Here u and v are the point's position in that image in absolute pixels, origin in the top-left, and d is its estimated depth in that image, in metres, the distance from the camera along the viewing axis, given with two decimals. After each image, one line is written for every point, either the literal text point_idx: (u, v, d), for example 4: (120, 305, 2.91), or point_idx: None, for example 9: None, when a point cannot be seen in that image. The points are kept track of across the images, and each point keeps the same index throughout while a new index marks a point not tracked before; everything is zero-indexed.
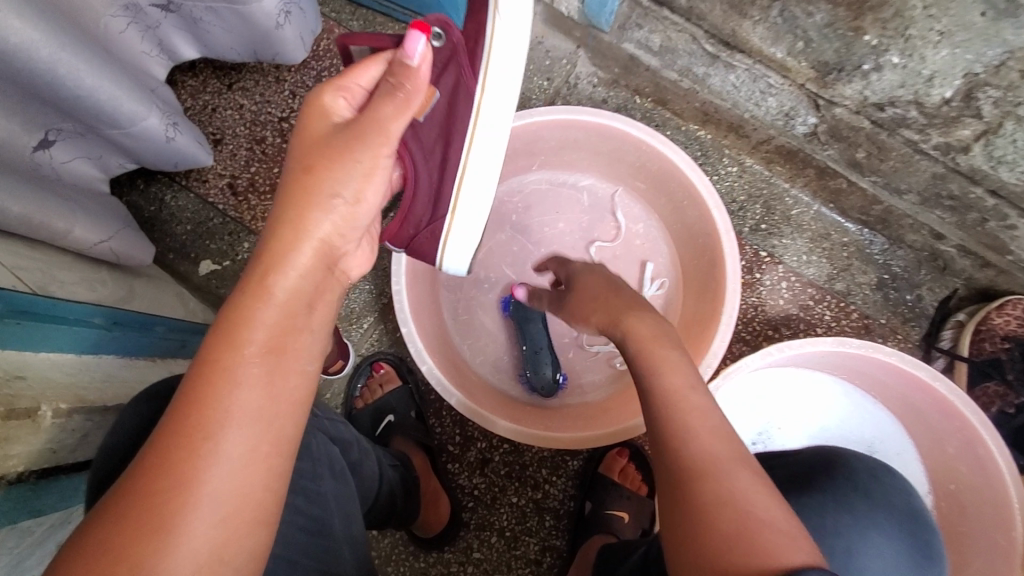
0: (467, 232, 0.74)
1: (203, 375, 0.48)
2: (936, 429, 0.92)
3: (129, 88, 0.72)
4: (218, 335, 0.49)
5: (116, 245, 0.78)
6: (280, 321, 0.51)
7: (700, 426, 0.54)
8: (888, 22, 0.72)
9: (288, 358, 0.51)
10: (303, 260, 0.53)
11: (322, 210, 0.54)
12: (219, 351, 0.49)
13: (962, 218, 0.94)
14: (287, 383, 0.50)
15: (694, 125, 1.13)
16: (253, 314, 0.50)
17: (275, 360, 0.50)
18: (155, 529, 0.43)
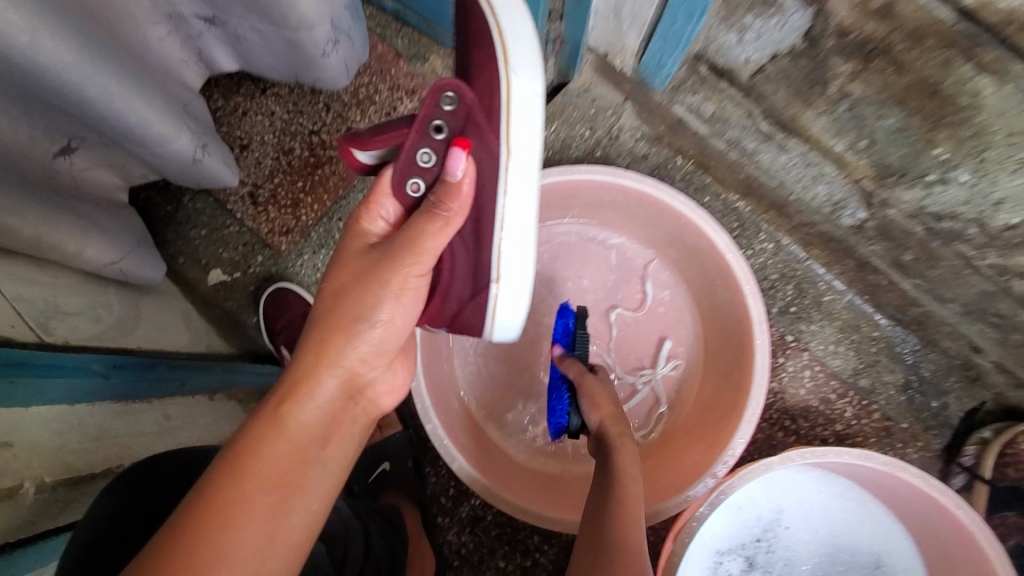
0: (517, 290, 0.71)
1: (210, 500, 0.48)
2: (948, 555, 0.87)
3: (160, 108, 0.69)
4: (233, 457, 0.50)
5: (127, 265, 0.75)
6: (292, 455, 0.52)
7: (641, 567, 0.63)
8: (965, 141, 0.68)
9: (296, 495, 0.51)
10: (327, 395, 0.55)
11: (349, 346, 0.56)
12: (233, 467, 0.50)
13: (1005, 336, 0.90)
14: (287, 530, 0.51)
15: (734, 195, 1.09)
16: (266, 443, 0.51)
17: (280, 498, 0.51)
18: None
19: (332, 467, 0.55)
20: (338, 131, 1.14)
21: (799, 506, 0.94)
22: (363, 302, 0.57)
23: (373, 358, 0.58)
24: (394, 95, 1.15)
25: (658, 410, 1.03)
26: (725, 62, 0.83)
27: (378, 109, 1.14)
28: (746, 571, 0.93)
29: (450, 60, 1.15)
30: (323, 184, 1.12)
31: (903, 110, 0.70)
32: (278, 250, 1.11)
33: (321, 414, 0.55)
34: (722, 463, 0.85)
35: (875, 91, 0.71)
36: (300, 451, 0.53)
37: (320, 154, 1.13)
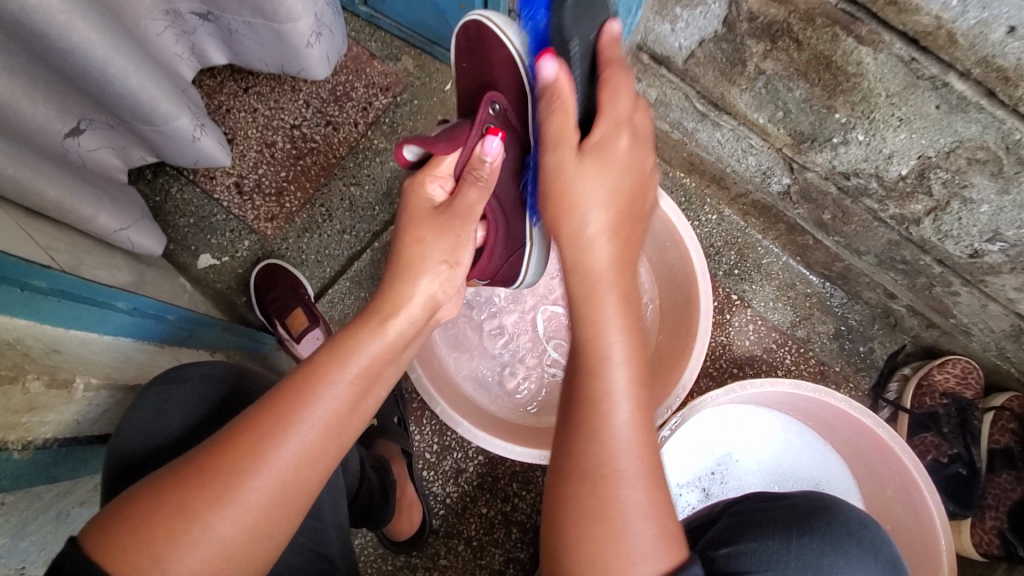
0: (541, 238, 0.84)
1: (307, 376, 0.53)
2: (877, 472, 1.00)
3: (166, 89, 0.77)
4: (331, 348, 0.55)
5: (134, 234, 0.82)
6: (385, 353, 0.56)
7: (621, 430, 0.51)
8: (856, 105, 0.82)
9: (376, 385, 0.56)
10: (413, 312, 0.60)
11: (429, 273, 0.62)
12: (324, 356, 0.54)
13: (913, 280, 1.04)
14: (364, 406, 0.55)
15: (680, 173, 1.22)
16: (363, 340, 0.55)
17: (366, 384, 0.54)
18: (216, 495, 0.47)
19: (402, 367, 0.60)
20: (317, 125, 1.23)
21: (744, 443, 1.08)
22: (441, 240, 0.63)
23: (445, 286, 0.63)
24: (369, 91, 1.24)
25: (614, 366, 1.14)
26: (662, 51, 0.97)
27: (355, 104, 1.24)
28: (704, 501, 1.06)
29: (420, 59, 1.26)
30: (306, 174, 1.21)
31: (807, 82, 0.84)
32: (264, 235, 1.18)
33: (408, 326, 0.59)
34: (675, 398, 0.96)
35: (783, 66, 0.84)
36: (383, 353, 0.56)
37: (302, 146, 1.22)
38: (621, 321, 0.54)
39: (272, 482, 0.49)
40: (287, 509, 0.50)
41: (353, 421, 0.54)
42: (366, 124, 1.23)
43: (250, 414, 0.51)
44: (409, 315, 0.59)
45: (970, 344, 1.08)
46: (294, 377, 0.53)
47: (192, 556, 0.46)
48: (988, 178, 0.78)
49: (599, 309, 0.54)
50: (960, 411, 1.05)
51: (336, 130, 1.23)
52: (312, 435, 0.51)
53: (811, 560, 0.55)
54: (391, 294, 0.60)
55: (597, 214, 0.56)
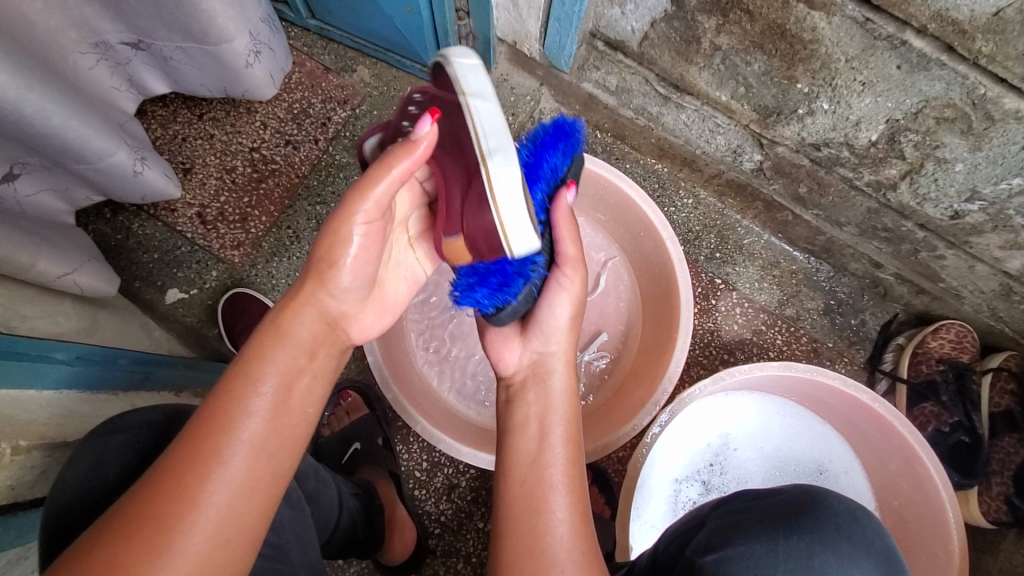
0: (517, 201, 0.54)
1: (216, 403, 0.50)
2: (877, 448, 0.98)
3: (96, 125, 0.74)
4: (239, 367, 0.53)
5: (81, 277, 0.79)
6: (291, 364, 0.55)
7: (555, 523, 0.55)
8: (817, 73, 0.79)
9: (295, 396, 0.54)
10: (311, 318, 0.58)
11: (316, 279, 0.59)
12: (234, 385, 0.51)
13: (897, 248, 1.01)
14: (290, 420, 0.53)
15: (652, 159, 1.18)
16: (267, 354, 0.54)
17: (284, 397, 0.53)
18: (151, 549, 0.44)
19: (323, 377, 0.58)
20: (277, 146, 1.20)
21: (741, 431, 1.04)
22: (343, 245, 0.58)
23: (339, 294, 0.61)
24: (327, 106, 1.21)
25: (600, 372, 1.10)
26: (616, 35, 0.94)
27: (314, 121, 1.21)
28: (705, 494, 1.03)
29: (376, 68, 1.23)
30: (269, 197, 1.18)
31: (764, 54, 0.81)
32: (232, 263, 1.15)
33: (312, 335, 0.58)
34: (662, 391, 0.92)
35: (738, 40, 0.81)
36: (291, 363, 0.55)
37: (263, 169, 1.19)
38: (556, 423, 0.63)
39: (210, 520, 0.46)
40: (235, 544, 0.47)
41: (283, 438, 0.52)
42: (327, 139, 1.20)
43: (171, 456, 0.48)
44: (307, 323, 0.58)
45: (963, 307, 1.05)
46: (204, 411, 0.50)
47: None
48: (959, 137, 0.75)
49: (530, 410, 0.65)
50: (958, 376, 1.02)
51: (296, 149, 1.20)
52: (240, 466, 0.48)
53: (799, 560, 0.52)
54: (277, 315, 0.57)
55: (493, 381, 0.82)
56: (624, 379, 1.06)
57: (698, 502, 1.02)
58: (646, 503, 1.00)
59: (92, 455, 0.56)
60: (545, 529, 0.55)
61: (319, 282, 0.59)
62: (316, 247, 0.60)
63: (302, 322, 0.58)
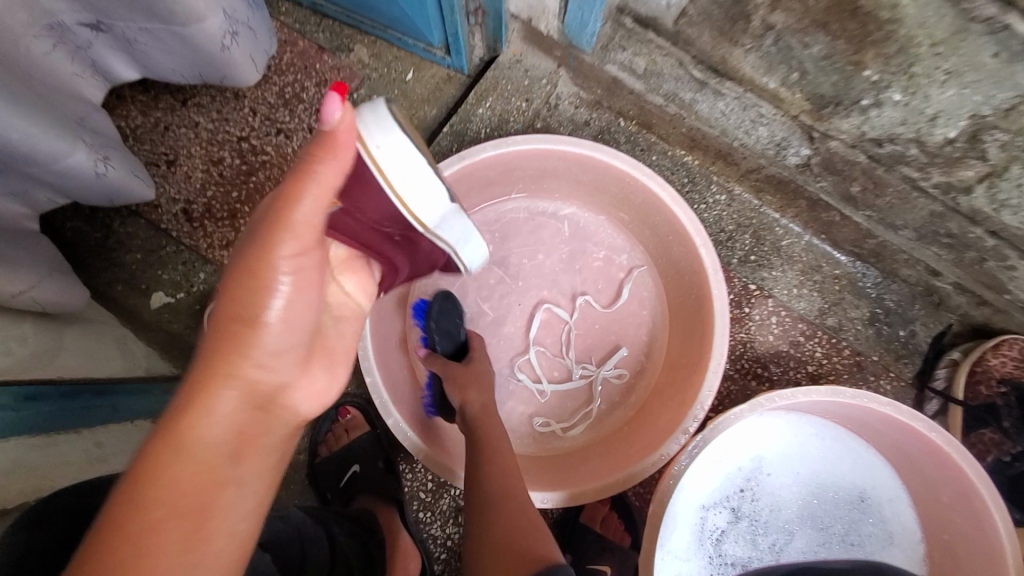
0: (409, 165, 0.53)
1: (107, 536, 0.41)
2: (928, 477, 0.88)
3: (47, 123, 0.64)
4: (138, 484, 0.43)
5: (42, 293, 0.70)
6: (204, 470, 0.45)
7: None
8: (891, 58, 0.67)
9: (213, 517, 0.45)
10: (233, 408, 0.48)
11: (246, 357, 0.48)
12: (127, 509, 0.42)
13: (960, 256, 0.90)
14: (206, 548, 0.44)
15: (681, 151, 1.06)
16: (170, 466, 0.44)
17: (195, 524, 0.44)
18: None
19: (254, 483, 0.48)
20: (267, 134, 1.09)
21: (776, 454, 0.95)
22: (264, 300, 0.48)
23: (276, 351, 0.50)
24: (321, 90, 1.10)
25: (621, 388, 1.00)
26: (647, 11, 0.81)
27: (307, 106, 1.10)
28: (733, 522, 0.94)
29: (375, 47, 1.11)
30: (259, 191, 1.08)
31: (827, 35, 0.68)
32: (220, 265, 1.06)
33: (235, 426, 0.47)
34: (693, 418, 0.83)
35: (797, 18, 0.68)
36: (206, 470, 0.45)
37: (253, 160, 1.08)
38: None
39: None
40: None
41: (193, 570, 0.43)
42: (322, 128, 1.09)
43: None
44: (227, 416, 0.47)
45: None
46: (94, 539, 0.41)
47: None
48: None
49: None
50: (1020, 399, 0.92)
51: (288, 138, 1.09)
52: None
53: None
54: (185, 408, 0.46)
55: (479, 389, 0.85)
56: (647, 396, 0.97)
57: (725, 530, 0.94)
58: (670, 533, 0.91)
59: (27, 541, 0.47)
60: None
61: (240, 351, 0.47)
62: (226, 303, 0.47)
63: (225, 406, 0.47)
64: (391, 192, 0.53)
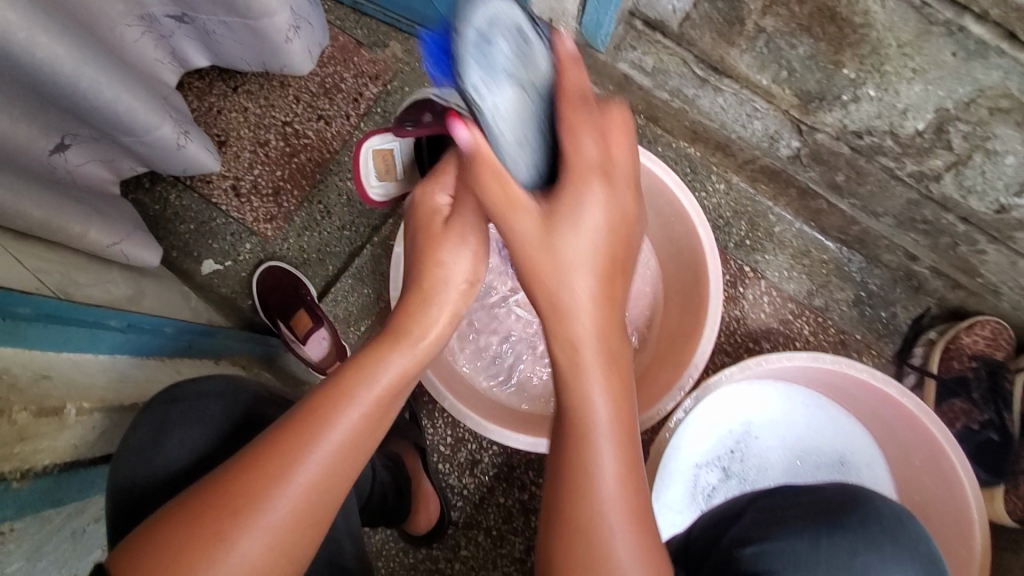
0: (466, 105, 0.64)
1: (327, 393, 0.54)
2: (903, 441, 0.97)
3: (143, 98, 0.76)
4: (360, 361, 0.56)
5: (128, 247, 0.82)
6: (403, 371, 0.57)
7: (602, 485, 0.54)
8: (865, 58, 0.80)
9: (393, 403, 0.56)
10: (439, 323, 0.60)
11: (439, 276, 0.61)
12: (345, 385, 0.54)
13: (935, 240, 0.99)
14: (380, 424, 0.55)
15: (684, 143, 1.16)
16: (384, 359, 0.57)
17: (390, 401, 0.56)
18: (244, 510, 0.48)
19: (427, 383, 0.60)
20: (309, 120, 1.20)
21: (764, 419, 1.05)
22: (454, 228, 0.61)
23: (460, 280, 0.61)
24: (359, 81, 1.21)
25: None
26: (655, 16, 0.94)
27: (346, 96, 1.21)
28: (724, 480, 1.03)
29: (408, 43, 1.22)
30: (301, 171, 1.19)
31: (811, 37, 0.83)
32: (265, 236, 1.17)
33: (430, 340, 0.59)
34: (688, 379, 0.92)
35: (785, 22, 0.84)
36: (401, 370, 0.57)
37: (296, 143, 1.20)
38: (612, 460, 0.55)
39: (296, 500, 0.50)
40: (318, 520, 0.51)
41: (373, 442, 0.54)
42: (359, 115, 1.21)
43: (282, 424, 0.52)
44: (435, 328, 0.60)
45: (999, 304, 1.03)
46: (316, 395, 0.54)
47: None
48: (1013, 129, 0.77)
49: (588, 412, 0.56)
50: (991, 373, 1.01)
51: (328, 124, 1.20)
52: (328, 456, 0.51)
53: (842, 559, 0.52)
54: (409, 315, 0.60)
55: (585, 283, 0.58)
56: (647, 363, 1.07)
57: (717, 488, 1.03)
58: (667, 487, 1.01)
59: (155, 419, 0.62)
60: (589, 511, 0.53)
61: (428, 268, 0.61)
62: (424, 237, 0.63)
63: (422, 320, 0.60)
64: (447, 111, 0.61)
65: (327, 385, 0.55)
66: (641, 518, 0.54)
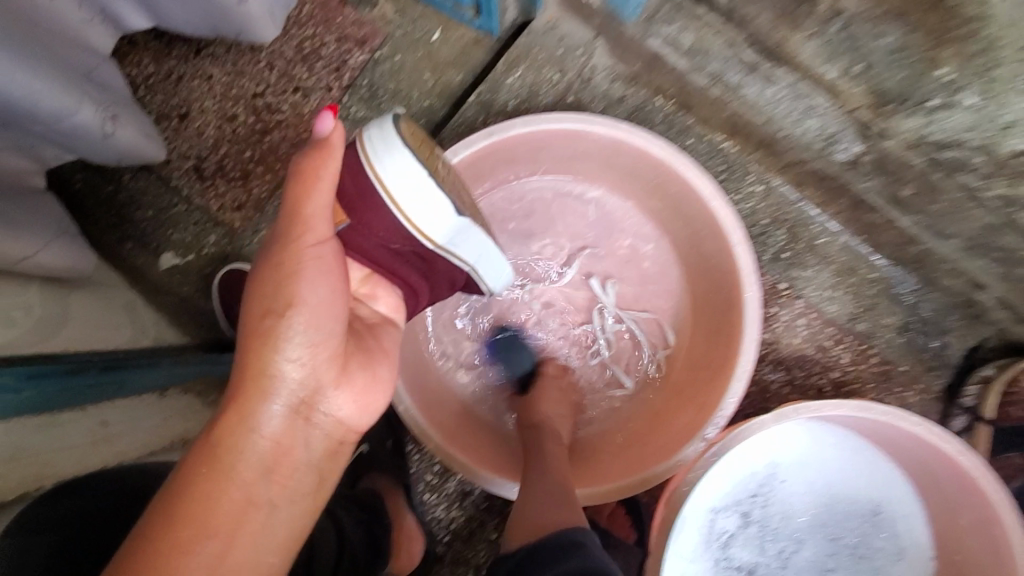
0: (421, 187, 0.58)
1: (161, 535, 0.46)
2: (949, 498, 0.85)
3: (52, 78, 0.60)
4: (188, 493, 0.48)
5: (46, 258, 0.68)
6: (245, 489, 0.50)
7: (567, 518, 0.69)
8: (971, 58, 0.61)
9: (248, 526, 0.50)
10: (277, 414, 0.53)
11: (283, 361, 0.53)
12: (171, 521, 0.46)
13: (1010, 270, 0.84)
14: (240, 556, 0.49)
15: (720, 135, 0.99)
16: (217, 482, 0.49)
17: (232, 531, 0.49)
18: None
19: (286, 506, 0.53)
20: (284, 92, 1.04)
21: (791, 460, 0.93)
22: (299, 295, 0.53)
23: (317, 360, 0.54)
24: (342, 47, 1.04)
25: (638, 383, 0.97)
26: None
27: (327, 64, 1.04)
28: (742, 527, 0.93)
29: (400, 2, 1.03)
30: (274, 152, 1.03)
31: (903, 25, 0.64)
32: (232, 227, 1.03)
33: (278, 439, 0.53)
34: (711, 423, 0.80)
35: None
36: (247, 491, 0.50)
37: (268, 119, 1.03)
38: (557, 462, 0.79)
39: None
40: None
41: None
42: (342, 88, 1.04)
43: None
44: (273, 421, 0.52)
45: None
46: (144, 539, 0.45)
47: None
48: None
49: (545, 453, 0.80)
50: None
51: (306, 97, 1.04)
52: None
53: None
54: (231, 418, 0.51)
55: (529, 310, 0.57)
56: (663, 393, 0.94)
57: (733, 535, 0.93)
58: (679, 535, 0.90)
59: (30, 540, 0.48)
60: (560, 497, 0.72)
61: (268, 347, 0.53)
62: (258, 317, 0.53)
63: (264, 423, 0.52)
64: (396, 215, 0.58)
65: (145, 520, 0.46)
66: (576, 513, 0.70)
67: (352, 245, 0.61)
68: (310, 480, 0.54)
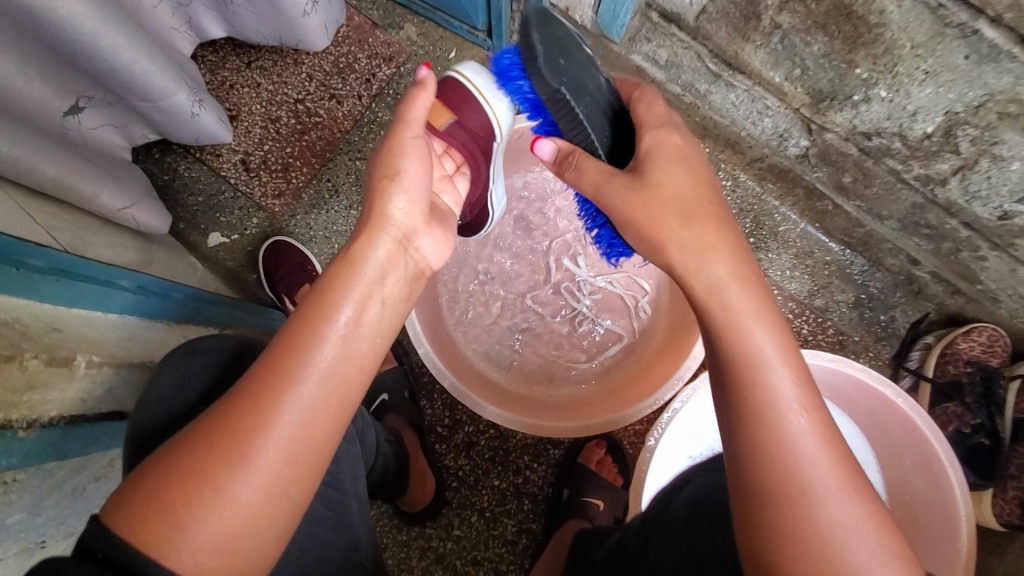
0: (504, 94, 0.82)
1: (295, 331, 0.54)
2: (896, 442, 0.98)
3: (162, 64, 0.76)
4: (313, 301, 0.56)
5: (139, 212, 0.83)
6: (361, 295, 0.58)
7: (806, 451, 0.50)
8: (878, 58, 0.78)
9: (364, 331, 0.57)
10: (384, 242, 0.62)
11: (389, 205, 0.64)
12: (300, 323, 0.55)
13: (937, 246, 1.00)
14: (358, 351, 0.56)
15: (693, 139, 1.17)
16: (339, 289, 0.57)
17: (353, 330, 0.56)
18: (233, 457, 0.49)
19: (387, 310, 0.60)
20: (321, 99, 1.21)
21: None
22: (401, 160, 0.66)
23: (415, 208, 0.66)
24: (373, 63, 1.22)
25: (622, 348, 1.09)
26: (672, 8, 0.93)
27: (358, 76, 1.21)
28: None
29: (423, 27, 1.22)
30: (311, 149, 1.19)
31: (825, 36, 0.80)
32: (272, 212, 1.18)
33: (385, 264, 0.62)
34: (686, 369, 0.93)
35: (801, 19, 0.80)
36: (361, 296, 0.58)
37: (307, 121, 1.20)
38: (788, 369, 0.53)
39: (284, 439, 0.50)
40: (308, 462, 0.52)
41: (350, 371, 0.55)
42: (370, 96, 1.21)
43: (248, 380, 0.52)
44: (381, 249, 0.62)
45: (997, 311, 1.04)
46: (280, 338, 0.54)
47: (230, 516, 0.48)
48: (1020, 134, 0.74)
49: (761, 366, 0.53)
50: (985, 379, 1.01)
51: (340, 103, 1.21)
52: (314, 387, 0.52)
53: None
54: (351, 246, 0.61)
55: (678, 180, 0.63)
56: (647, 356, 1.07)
57: None
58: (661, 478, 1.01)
59: (175, 372, 0.63)
60: (798, 461, 0.50)
61: (380, 197, 0.64)
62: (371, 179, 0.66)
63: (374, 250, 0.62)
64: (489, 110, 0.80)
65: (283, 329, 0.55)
66: (863, 484, 0.50)
67: (444, 135, 0.79)
68: (402, 302, 0.63)
